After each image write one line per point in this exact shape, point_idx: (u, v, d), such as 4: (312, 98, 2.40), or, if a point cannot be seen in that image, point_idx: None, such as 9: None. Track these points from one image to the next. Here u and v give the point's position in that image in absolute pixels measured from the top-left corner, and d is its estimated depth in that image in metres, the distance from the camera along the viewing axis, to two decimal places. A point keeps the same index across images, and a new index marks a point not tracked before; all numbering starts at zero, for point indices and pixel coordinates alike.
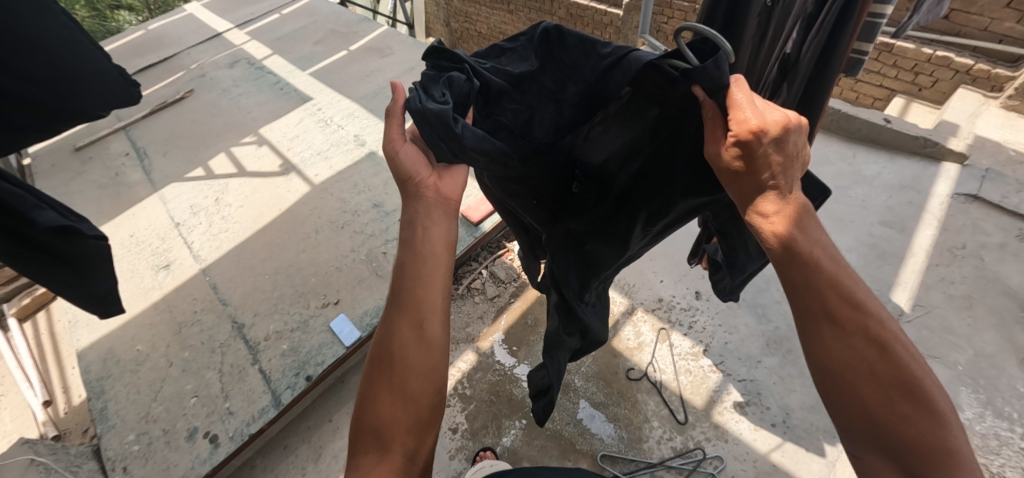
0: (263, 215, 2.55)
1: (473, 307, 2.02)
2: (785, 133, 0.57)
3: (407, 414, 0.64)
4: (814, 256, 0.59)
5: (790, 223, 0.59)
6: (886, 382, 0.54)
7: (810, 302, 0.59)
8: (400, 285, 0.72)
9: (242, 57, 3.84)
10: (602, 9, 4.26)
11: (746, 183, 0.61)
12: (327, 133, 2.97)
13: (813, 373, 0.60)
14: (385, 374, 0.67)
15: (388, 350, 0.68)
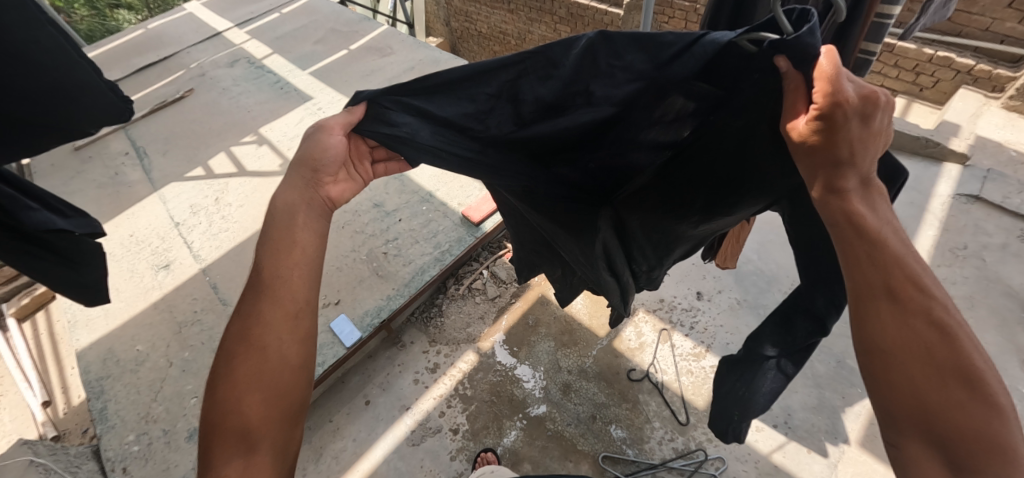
0: (263, 215, 2.55)
1: (474, 307, 2.02)
2: (862, 110, 0.50)
3: (275, 408, 0.62)
4: (882, 231, 0.53)
5: (858, 196, 0.53)
6: (947, 368, 0.48)
7: (868, 277, 0.53)
8: (270, 276, 0.67)
9: (242, 56, 3.83)
10: (603, 9, 4.25)
11: (812, 156, 0.53)
12: None
13: (858, 357, 0.54)
14: (252, 365, 0.62)
15: (256, 340, 0.64)
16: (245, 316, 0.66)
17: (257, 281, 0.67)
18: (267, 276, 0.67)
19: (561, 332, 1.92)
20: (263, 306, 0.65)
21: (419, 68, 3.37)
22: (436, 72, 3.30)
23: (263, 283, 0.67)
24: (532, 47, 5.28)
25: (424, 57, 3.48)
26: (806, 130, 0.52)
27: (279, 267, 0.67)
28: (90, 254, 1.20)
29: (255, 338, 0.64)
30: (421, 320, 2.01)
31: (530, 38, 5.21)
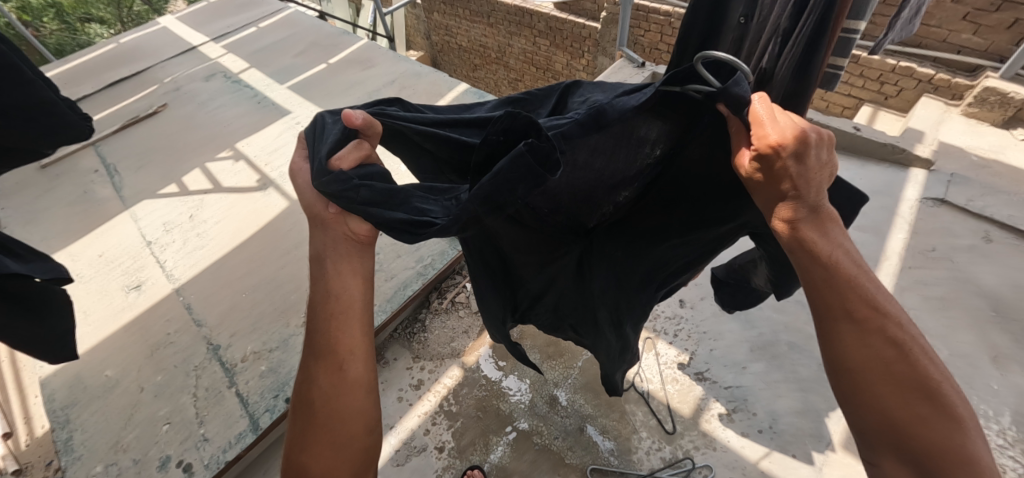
0: (241, 231, 2.48)
1: (458, 321, 1.99)
2: (785, 153, 0.58)
3: (341, 458, 0.70)
4: (833, 255, 0.61)
5: (807, 225, 0.61)
6: (901, 378, 0.57)
7: (832, 300, 0.60)
8: (327, 348, 0.74)
9: (219, 70, 3.77)
10: (581, 22, 4.33)
11: (762, 189, 0.63)
12: None
13: (831, 374, 0.62)
14: (313, 419, 0.72)
15: (313, 397, 0.73)
16: (309, 388, 0.74)
17: (315, 354, 0.74)
18: (325, 347, 0.74)
19: (546, 344, 1.91)
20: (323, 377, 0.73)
21: (399, 81, 3.36)
22: (418, 85, 3.28)
23: (321, 355, 0.74)
24: (512, 60, 5.34)
25: (406, 70, 3.47)
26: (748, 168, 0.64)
27: (335, 341, 0.74)
28: (57, 303, 1.20)
29: (325, 407, 0.72)
30: (404, 336, 1.98)
31: (510, 51, 5.26)
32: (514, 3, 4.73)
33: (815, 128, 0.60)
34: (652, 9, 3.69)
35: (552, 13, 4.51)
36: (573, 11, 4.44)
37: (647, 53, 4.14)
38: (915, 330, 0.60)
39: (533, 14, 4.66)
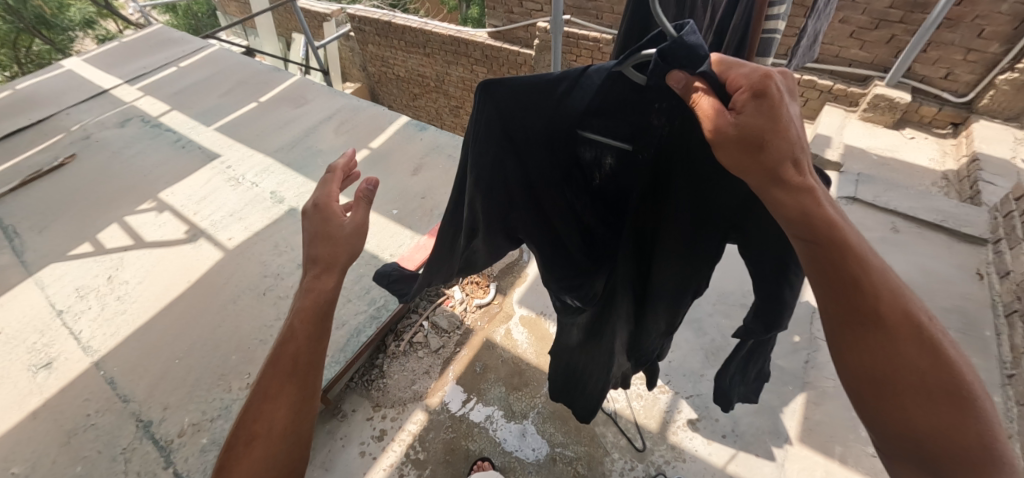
0: (170, 290, 2.26)
1: (418, 363, 1.91)
2: (776, 98, 0.52)
3: None
4: (843, 243, 0.54)
5: (813, 203, 0.54)
6: (924, 381, 0.51)
7: (850, 303, 0.55)
8: (296, 358, 0.67)
9: (136, 114, 3.50)
10: (516, 49, 4.47)
11: (753, 148, 0.53)
12: (240, 192, 2.74)
13: (850, 388, 0.56)
14: (243, 447, 0.62)
15: (254, 421, 0.63)
16: (260, 396, 0.65)
17: (279, 360, 0.67)
18: (294, 358, 0.67)
19: (511, 375, 1.86)
20: (282, 390, 0.65)
21: (336, 117, 3.27)
22: (355, 120, 3.20)
23: (285, 363, 0.67)
24: (452, 87, 5.40)
25: (342, 105, 3.39)
26: (729, 127, 0.53)
27: (307, 354, 0.68)
28: None
29: (264, 428, 0.63)
30: (362, 384, 1.86)
31: (449, 80, 5.32)
32: (448, 34, 4.81)
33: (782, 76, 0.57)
34: (581, 35, 3.88)
35: (486, 42, 4.62)
36: (507, 39, 4.58)
37: None
38: (933, 318, 0.56)
39: (467, 43, 4.75)
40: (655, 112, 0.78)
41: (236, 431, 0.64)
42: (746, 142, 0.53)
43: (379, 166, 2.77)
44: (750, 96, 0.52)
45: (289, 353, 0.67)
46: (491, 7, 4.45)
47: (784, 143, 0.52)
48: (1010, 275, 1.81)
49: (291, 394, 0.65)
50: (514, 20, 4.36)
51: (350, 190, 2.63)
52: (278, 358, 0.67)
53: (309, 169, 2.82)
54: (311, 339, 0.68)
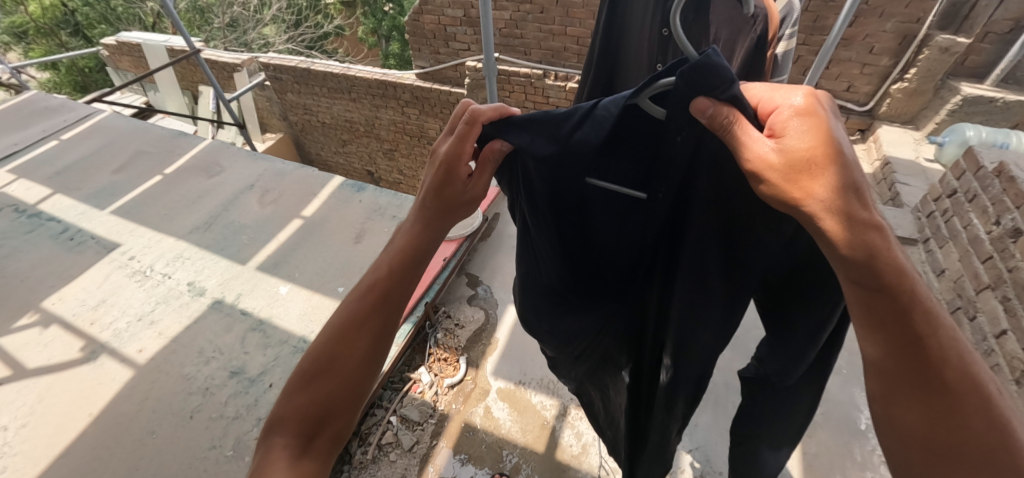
0: (60, 430, 1.80)
1: (391, 468, 1.65)
2: (822, 121, 0.53)
3: (320, 404, 0.76)
4: (915, 293, 0.50)
5: (882, 244, 0.51)
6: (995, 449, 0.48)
7: (926, 377, 0.50)
8: (384, 294, 0.80)
9: (4, 205, 2.92)
10: (447, 89, 4.40)
11: (807, 174, 0.52)
12: (149, 288, 2.32)
13: (908, 452, 0.53)
14: (325, 364, 0.78)
15: (335, 349, 0.78)
16: (354, 313, 0.80)
17: (372, 290, 0.81)
18: (385, 293, 0.80)
19: (498, 461, 1.66)
20: (370, 317, 0.80)
21: (259, 184, 2.95)
22: (282, 185, 2.91)
23: (378, 296, 0.80)
24: (383, 131, 5.19)
25: (266, 170, 3.08)
26: (777, 155, 0.54)
27: (395, 293, 0.81)
28: None
29: (345, 344, 0.78)
30: None
31: (380, 123, 5.12)
32: (374, 78, 4.63)
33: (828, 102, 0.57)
34: (512, 72, 3.90)
35: (415, 83, 4.50)
36: (436, 79, 4.49)
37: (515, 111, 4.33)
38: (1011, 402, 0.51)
39: (395, 85, 4.59)
40: (677, 146, 0.66)
41: (326, 335, 0.80)
42: (802, 173, 0.52)
43: (316, 236, 2.51)
44: (791, 119, 0.55)
45: (380, 287, 0.81)
46: (416, 49, 4.44)
47: (844, 179, 0.51)
48: (946, 272, 1.93)
49: (375, 324, 0.80)
50: (442, 60, 4.37)
51: (285, 269, 2.34)
52: (373, 289, 0.81)
53: (230, 251, 2.48)
54: (396, 281, 0.81)
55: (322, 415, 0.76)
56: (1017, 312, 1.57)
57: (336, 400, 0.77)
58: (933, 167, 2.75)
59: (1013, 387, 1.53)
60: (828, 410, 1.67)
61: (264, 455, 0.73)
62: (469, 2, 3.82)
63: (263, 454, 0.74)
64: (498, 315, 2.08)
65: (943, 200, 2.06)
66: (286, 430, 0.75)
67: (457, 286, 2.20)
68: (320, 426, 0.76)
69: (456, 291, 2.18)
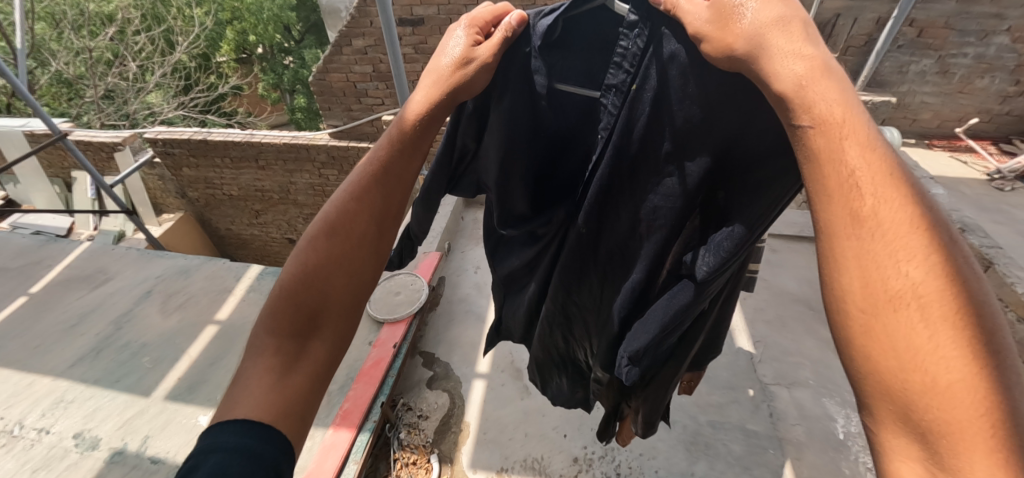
0: None
1: None
2: None
3: (323, 284, 0.67)
4: (827, 106, 0.43)
5: (787, 43, 0.45)
6: (918, 282, 0.38)
7: (888, 246, 0.39)
8: (391, 167, 0.70)
9: None
10: (366, 146, 4.22)
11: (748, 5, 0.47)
12: (19, 455, 1.80)
13: (860, 345, 0.40)
14: (328, 237, 0.67)
15: (340, 222, 0.68)
16: (356, 190, 0.69)
17: (375, 165, 0.70)
18: (387, 169, 0.69)
19: None
20: (371, 199, 0.69)
21: (158, 289, 2.53)
22: (188, 287, 2.53)
23: (378, 173, 0.69)
24: (301, 196, 4.83)
25: (165, 271, 2.67)
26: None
27: (399, 167, 0.70)
28: None
29: (347, 217, 0.68)
30: None
31: (296, 188, 4.75)
32: (283, 141, 4.30)
33: None
34: None
35: (330, 143, 4.27)
36: (352, 136, 4.31)
37: None
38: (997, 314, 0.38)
39: (308, 147, 4.30)
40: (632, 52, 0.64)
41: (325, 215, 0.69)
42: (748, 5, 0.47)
43: (239, 343, 2.19)
44: None
45: (385, 159, 0.69)
46: (326, 108, 4.32)
47: (790, 22, 0.45)
48: None
49: (376, 209, 0.69)
50: (356, 117, 4.32)
51: (206, 392, 1.98)
52: (375, 165, 0.69)
53: (129, 382, 2.04)
54: (401, 163, 0.70)
55: (314, 317, 0.67)
56: None
57: (331, 298, 0.67)
58: None
59: None
60: (809, 429, 1.68)
61: (250, 359, 0.64)
62: (377, 58, 3.88)
63: (253, 353, 0.65)
64: (465, 394, 1.86)
65: None
66: (269, 330, 0.66)
67: (413, 370, 1.95)
68: (314, 328, 0.67)
69: (414, 376, 1.93)
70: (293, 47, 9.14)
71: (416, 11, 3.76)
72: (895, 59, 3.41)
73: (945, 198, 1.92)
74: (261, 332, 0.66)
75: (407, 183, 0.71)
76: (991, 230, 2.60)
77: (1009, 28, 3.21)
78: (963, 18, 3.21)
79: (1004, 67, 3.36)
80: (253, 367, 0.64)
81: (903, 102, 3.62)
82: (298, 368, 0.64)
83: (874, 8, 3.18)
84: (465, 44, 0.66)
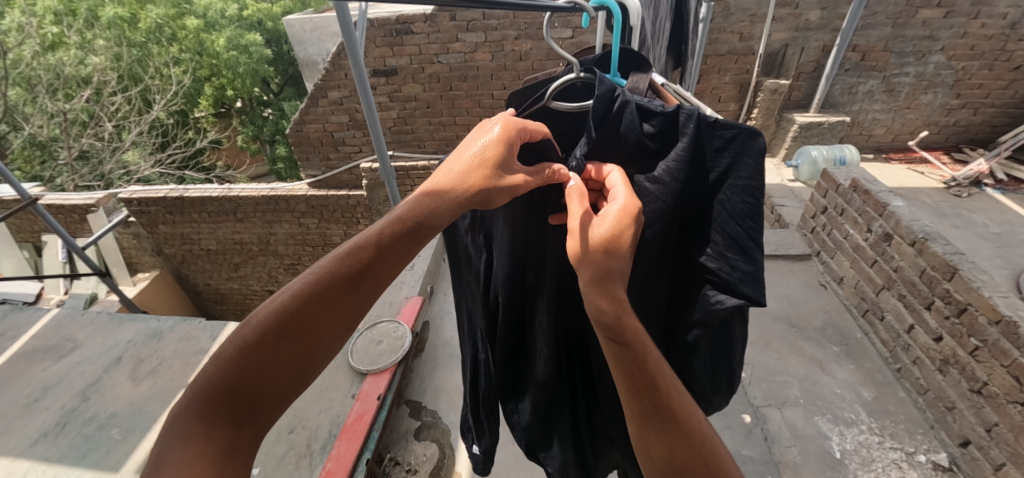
0: None
1: None
2: (625, 222, 0.67)
3: (270, 382, 0.67)
4: (629, 322, 0.65)
5: (611, 269, 0.66)
6: (685, 430, 0.61)
7: (667, 403, 0.62)
8: (375, 268, 0.73)
9: None
10: (345, 193, 4.27)
11: (592, 240, 0.67)
12: None
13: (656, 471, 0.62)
14: (293, 337, 0.68)
15: (310, 321, 0.69)
16: (335, 284, 0.71)
17: (360, 262, 0.72)
18: (367, 266, 0.72)
19: None
20: (339, 291, 0.71)
21: (129, 354, 2.43)
22: (159, 351, 2.43)
23: (356, 268, 0.72)
24: (281, 246, 4.79)
25: (137, 334, 2.57)
26: (601, 231, 0.66)
27: (380, 267, 0.74)
28: None
29: (319, 320, 0.70)
30: None
31: (275, 238, 4.72)
32: (260, 194, 4.30)
33: (631, 215, 0.68)
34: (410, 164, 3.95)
35: (308, 193, 4.29)
36: (331, 185, 4.39)
37: None
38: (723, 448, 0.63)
39: (287, 198, 4.30)
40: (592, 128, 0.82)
41: (285, 301, 0.69)
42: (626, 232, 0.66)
43: None
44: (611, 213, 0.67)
45: (369, 261, 0.73)
46: (304, 159, 4.42)
47: (624, 242, 0.66)
48: (844, 280, 2.33)
49: (344, 307, 0.71)
50: (334, 165, 4.41)
51: None
52: (354, 257, 0.72)
53: (96, 457, 1.92)
54: (383, 269, 0.74)
55: (257, 412, 0.67)
56: (915, 306, 1.88)
57: (279, 383, 0.68)
58: (796, 185, 3.32)
59: (939, 376, 1.74)
60: (803, 449, 1.67)
61: (172, 452, 0.60)
62: (352, 107, 4.00)
63: (176, 445, 0.61)
64: (455, 443, 1.79)
65: (819, 216, 2.57)
66: (203, 412, 0.63)
67: (399, 420, 1.88)
68: (250, 418, 0.66)
69: (400, 427, 1.86)
70: (272, 99, 9.29)
71: (389, 62, 3.90)
72: (843, 81, 3.65)
73: (904, 210, 1.99)
74: (192, 414, 0.63)
75: (382, 283, 0.75)
76: (953, 235, 2.71)
77: (943, 48, 3.46)
78: (899, 42, 3.47)
79: (944, 83, 3.62)
80: (178, 456, 0.59)
81: (857, 120, 3.84)
82: (235, 454, 0.63)
83: (818, 37, 3.43)
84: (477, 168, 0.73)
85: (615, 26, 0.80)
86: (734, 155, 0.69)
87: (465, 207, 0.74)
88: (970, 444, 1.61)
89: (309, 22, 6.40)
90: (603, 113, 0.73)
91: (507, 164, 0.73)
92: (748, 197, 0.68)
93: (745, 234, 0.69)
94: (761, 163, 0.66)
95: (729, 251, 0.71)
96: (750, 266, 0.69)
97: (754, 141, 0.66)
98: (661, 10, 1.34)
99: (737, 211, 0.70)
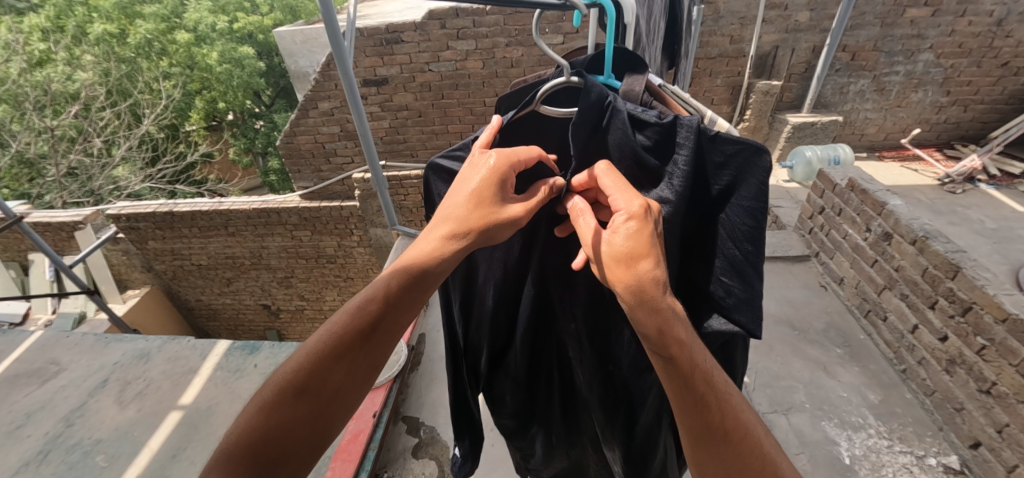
0: None
1: None
2: (641, 224, 0.62)
3: (286, 441, 0.62)
4: (670, 329, 0.59)
5: (648, 277, 0.60)
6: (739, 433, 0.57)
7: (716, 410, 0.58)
8: (386, 320, 0.70)
9: None
10: (339, 204, 4.20)
11: (619, 257, 0.61)
12: None
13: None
14: (309, 395, 0.64)
15: (326, 378, 0.65)
16: (347, 337, 0.67)
17: (372, 315, 0.69)
18: (377, 318, 0.69)
19: None
20: (354, 347, 0.67)
21: (116, 377, 2.36)
22: (148, 372, 2.36)
23: (366, 322, 0.69)
24: (274, 259, 4.73)
25: (124, 355, 2.50)
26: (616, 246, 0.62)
27: (391, 318, 0.70)
28: None
29: (333, 376, 0.66)
30: None
31: (268, 252, 4.65)
32: (252, 207, 4.23)
33: (636, 213, 0.62)
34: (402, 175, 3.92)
35: (300, 205, 4.23)
36: (323, 196, 4.36)
37: (415, 214, 4.45)
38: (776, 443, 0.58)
39: (278, 210, 4.24)
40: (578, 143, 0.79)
41: (300, 357, 0.66)
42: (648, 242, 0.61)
43: (202, 428, 2.02)
44: (623, 219, 0.62)
45: (380, 315, 0.70)
46: (296, 171, 4.37)
47: (646, 251, 0.61)
48: (844, 280, 2.31)
49: (358, 362, 0.67)
50: (325, 177, 4.36)
51: None
52: (364, 311, 0.69)
53: None
54: (393, 320, 0.70)
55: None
56: (917, 306, 1.85)
57: (297, 442, 0.63)
58: (791, 186, 3.31)
59: (946, 376, 1.72)
60: (812, 456, 1.63)
61: None
62: (343, 118, 3.97)
63: None
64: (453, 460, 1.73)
65: (816, 217, 2.56)
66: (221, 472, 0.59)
67: (396, 438, 1.82)
68: None
69: (397, 445, 1.80)
70: (264, 111, 9.20)
71: (380, 71, 3.87)
72: (834, 81, 3.66)
73: (903, 208, 1.98)
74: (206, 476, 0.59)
75: (394, 337, 0.71)
76: (950, 232, 2.71)
77: (931, 46, 3.49)
78: (888, 41, 3.49)
79: (933, 81, 3.64)
80: None
81: (849, 120, 3.85)
82: None
83: (808, 38, 3.45)
84: (478, 207, 0.70)
85: (610, 26, 0.74)
86: (736, 173, 0.65)
87: (466, 250, 0.71)
88: (981, 445, 1.58)
89: (299, 34, 6.40)
90: (589, 126, 0.70)
91: (505, 201, 0.71)
92: (748, 219, 0.65)
93: (746, 259, 0.66)
94: (765, 183, 0.62)
95: (725, 275, 0.68)
96: (747, 292, 0.67)
97: (760, 158, 0.62)
98: (657, 9, 1.32)
99: (737, 233, 0.67)
